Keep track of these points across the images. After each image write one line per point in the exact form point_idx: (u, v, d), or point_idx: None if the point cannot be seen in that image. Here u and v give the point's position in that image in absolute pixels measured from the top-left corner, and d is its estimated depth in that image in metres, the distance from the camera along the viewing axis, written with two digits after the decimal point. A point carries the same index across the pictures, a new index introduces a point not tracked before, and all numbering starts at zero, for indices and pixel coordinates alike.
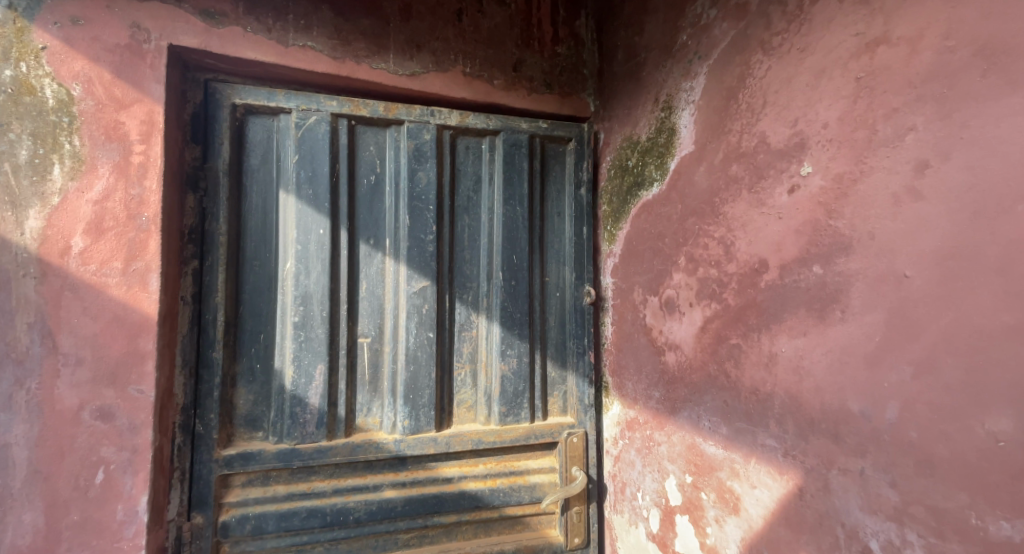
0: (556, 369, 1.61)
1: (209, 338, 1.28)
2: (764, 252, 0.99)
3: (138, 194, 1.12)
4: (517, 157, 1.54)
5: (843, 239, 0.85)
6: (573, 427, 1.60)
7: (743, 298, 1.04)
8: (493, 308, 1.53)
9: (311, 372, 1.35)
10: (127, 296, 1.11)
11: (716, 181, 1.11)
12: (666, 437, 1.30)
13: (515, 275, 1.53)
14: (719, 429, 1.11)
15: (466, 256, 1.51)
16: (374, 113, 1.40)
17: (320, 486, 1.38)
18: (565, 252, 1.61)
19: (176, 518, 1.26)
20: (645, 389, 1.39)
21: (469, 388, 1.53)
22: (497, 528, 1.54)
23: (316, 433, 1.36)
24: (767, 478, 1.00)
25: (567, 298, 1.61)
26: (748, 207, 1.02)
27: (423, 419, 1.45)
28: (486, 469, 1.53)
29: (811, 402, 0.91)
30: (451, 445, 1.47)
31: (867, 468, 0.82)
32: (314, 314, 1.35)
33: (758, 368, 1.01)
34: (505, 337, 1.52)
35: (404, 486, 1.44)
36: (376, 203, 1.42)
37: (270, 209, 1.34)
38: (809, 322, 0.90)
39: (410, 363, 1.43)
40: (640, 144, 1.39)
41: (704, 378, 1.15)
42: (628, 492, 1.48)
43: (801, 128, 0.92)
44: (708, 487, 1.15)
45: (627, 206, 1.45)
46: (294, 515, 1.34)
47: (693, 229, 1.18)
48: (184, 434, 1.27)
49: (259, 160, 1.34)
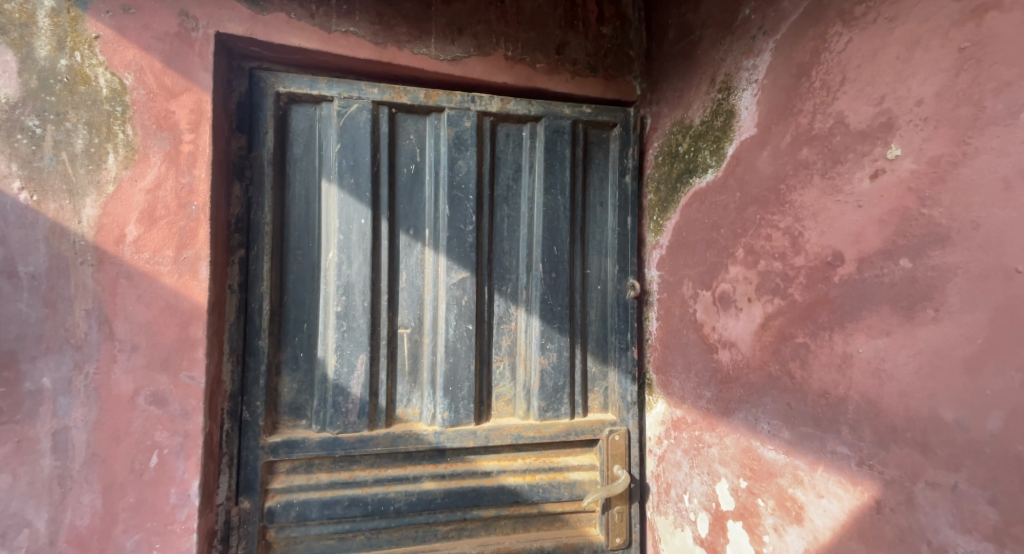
0: (596, 364, 1.56)
1: (255, 327, 1.29)
2: (839, 244, 0.91)
3: (188, 182, 1.12)
4: (559, 144, 1.48)
5: (938, 229, 0.76)
6: (615, 425, 1.54)
7: (812, 294, 0.96)
8: (532, 301, 1.48)
9: (352, 362, 1.34)
10: (178, 284, 1.11)
11: (782, 166, 1.03)
12: (717, 439, 1.23)
13: (556, 267, 1.48)
14: (781, 433, 1.04)
15: (506, 247, 1.47)
16: (415, 100, 1.37)
17: (361, 475, 1.38)
18: (607, 244, 1.55)
19: (225, 502, 1.28)
20: (694, 388, 1.32)
21: (508, 382, 1.49)
22: (536, 524, 1.52)
23: (358, 423, 1.35)
24: (837, 488, 0.93)
25: (609, 291, 1.55)
26: (821, 194, 0.94)
27: (463, 412, 1.42)
28: (526, 464, 1.50)
29: (893, 408, 0.83)
30: (490, 438, 1.44)
31: (961, 483, 0.75)
32: (355, 304, 1.34)
33: (829, 370, 0.93)
34: (545, 331, 1.48)
35: (444, 478, 1.43)
36: (416, 192, 1.40)
37: (312, 198, 1.33)
38: (894, 321, 0.83)
39: (450, 356, 1.41)
40: (693, 129, 1.31)
41: (764, 378, 1.08)
42: (674, 493, 1.42)
43: (888, 106, 0.83)
44: (765, 494, 1.08)
45: (676, 194, 1.37)
46: (337, 503, 1.34)
47: (754, 219, 1.10)
48: (232, 420, 1.28)
49: (302, 149, 1.33)
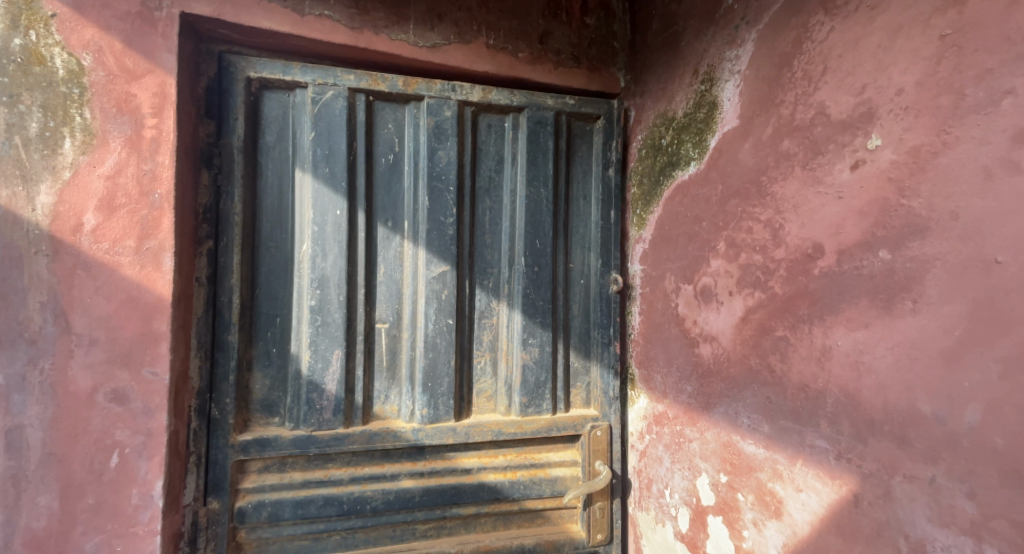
0: (579, 359, 1.54)
1: (224, 321, 1.24)
2: (819, 236, 0.90)
3: (151, 169, 1.07)
4: (542, 135, 1.45)
5: (917, 220, 0.76)
6: (597, 420, 1.54)
7: (792, 286, 0.96)
8: (514, 295, 1.46)
9: (327, 358, 1.30)
10: (140, 276, 1.06)
11: (763, 158, 1.01)
12: (698, 434, 1.25)
13: (538, 261, 1.46)
14: (760, 427, 1.06)
15: (487, 240, 1.44)
16: (393, 88, 1.32)
17: (337, 473, 1.35)
18: (590, 237, 1.53)
19: (192, 503, 1.23)
20: (675, 382, 1.33)
21: (489, 377, 1.47)
22: (517, 521, 1.52)
23: (333, 420, 1.31)
24: (815, 482, 0.94)
25: (592, 286, 1.53)
26: (801, 186, 0.93)
27: (442, 408, 1.39)
28: (507, 460, 1.49)
29: (872, 401, 0.83)
30: (469, 435, 1.42)
31: (939, 476, 0.75)
32: (331, 297, 1.29)
33: (808, 363, 0.94)
34: (527, 326, 1.46)
35: (422, 476, 1.41)
36: (394, 183, 1.35)
37: (286, 188, 1.28)
38: (873, 313, 0.82)
39: (429, 351, 1.38)
40: (676, 121, 1.30)
41: (744, 372, 1.09)
42: (655, 488, 1.44)
43: (869, 96, 0.82)
44: (745, 488, 1.11)
45: (659, 188, 1.35)
46: (311, 502, 1.32)
47: (735, 211, 1.09)
48: (200, 418, 1.23)
49: (275, 137, 1.27)
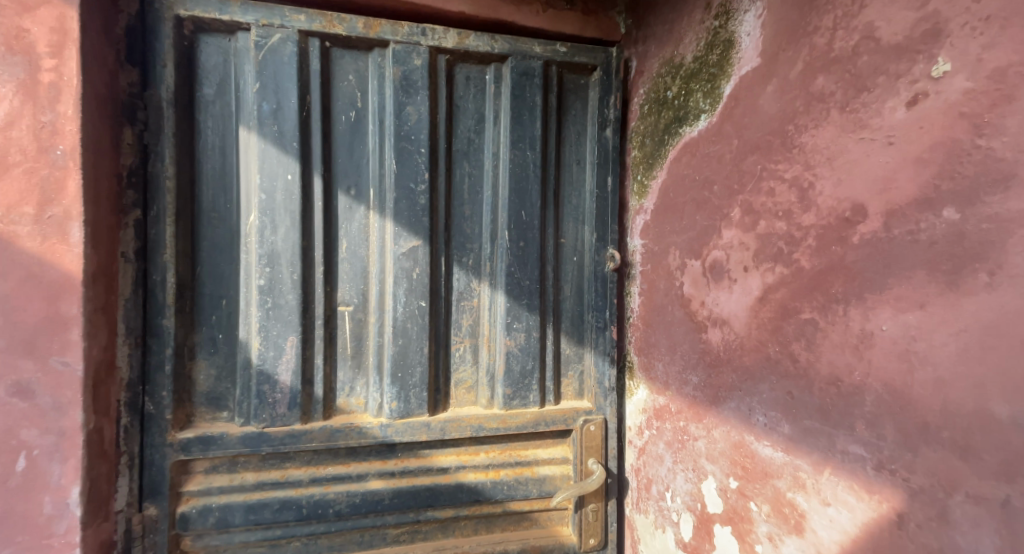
0: (571, 346, 1.37)
1: (158, 303, 1.07)
2: (860, 194, 0.73)
3: (50, 121, 0.90)
4: (529, 89, 1.26)
5: (1000, 166, 0.59)
6: (590, 414, 1.37)
7: (823, 259, 0.79)
8: (497, 274, 1.28)
9: (280, 345, 1.13)
10: (42, 249, 0.90)
11: (790, 102, 0.83)
12: (704, 432, 1.10)
13: (525, 236, 1.28)
14: (780, 427, 0.90)
15: (466, 212, 1.26)
16: (352, 31, 1.13)
17: (295, 474, 1.21)
18: (584, 209, 1.35)
19: (125, 509, 1.09)
20: (678, 372, 1.17)
21: (469, 366, 1.31)
22: (501, 524, 1.37)
23: (288, 415, 1.16)
24: (847, 496, 0.79)
25: (586, 264, 1.36)
26: (839, 132, 0.76)
27: (414, 401, 1.24)
28: (489, 459, 1.34)
29: (926, 401, 0.68)
30: (446, 431, 1.26)
31: (1015, 498, 0.60)
32: (282, 276, 1.12)
33: (843, 352, 0.77)
34: (512, 309, 1.29)
35: (393, 476, 1.27)
36: (356, 144, 1.17)
37: (229, 149, 1.10)
38: (932, 289, 0.66)
39: (399, 338, 1.21)
40: (684, 68, 1.11)
41: (761, 362, 0.93)
42: (655, 490, 1.29)
43: (934, 9, 0.64)
44: (760, 497, 0.96)
45: (664, 148, 1.17)
46: (265, 507, 1.18)
47: (753, 170, 0.91)
48: (131, 414, 1.08)
49: (214, 89, 1.09)
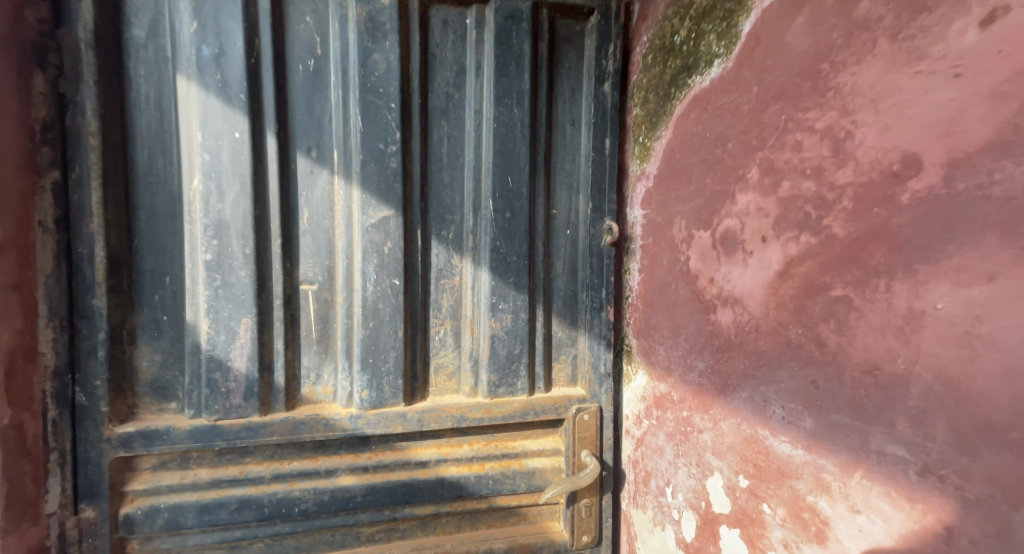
0: (564, 328, 1.24)
1: (86, 279, 0.94)
2: (913, 142, 0.60)
3: None
4: (516, 35, 1.10)
5: None
6: (584, 402, 1.25)
7: (861, 225, 0.67)
8: (480, 249, 1.14)
9: (233, 328, 1.00)
10: None
11: (824, 36, 0.70)
12: (710, 424, 0.98)
13: (511, 205, 1.13)
14: (801, 422, 0.78)
15: (445, 178, 1.11)
16: None
17: (256, 470, 1.09)
18: (578, 175, 1.20)
19: (58, 511, 0.97)
20: (682, 357, 1.05)
21: (450, 351, 1.17)
22: (487, 521, 1.26)
23: (244, 406, 1.03)
24: (882, 504, 0.68)
25: (581, 237, 1.21)
26: (888, 67, 0.63)
27: (387, 390, 1.11)
28: (473, 451, 1.22)
29: (991, 396, 0.56)
30: (424, 422, 1.14)
31: None
32: (232, 249, 0.98)
33: (883, 336, 0.65)
34: (497, 288, 1.15)
35: (366, 471, 1.15)
36: (317, 97, 1.02)
37: (166, 102, 0.95)
38: (1005, 255, 0.54)
39: (369, 320, 1.07)
40: (694, 8, 0.96)
41: (779, 346, 0.80)
42: (654, 485, 1.18)
43: None
44: (774, 499, 0.84)
45: (669, 103, 1.03)
46: (222, 506, 1.06)
47: (776, 121, 0.78)
48: (60, 406, 0.95)
49: (146, 30, 0.94)
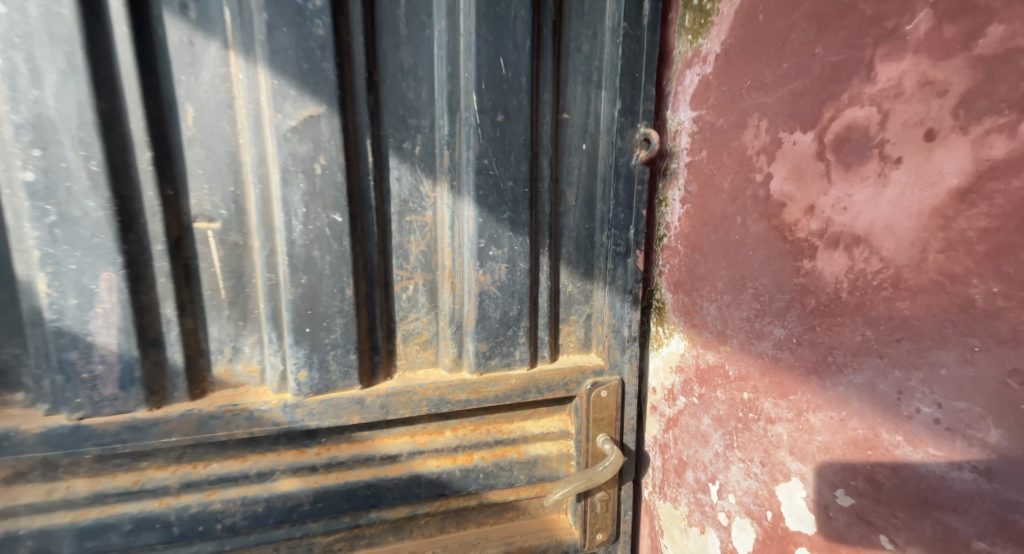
0: (576, 280, 0.92)
1: None
2: None
3: None
4: None
5: None
6: (601, 376, 0.95)
7: None
8: (461, 170, 0.79)
9: (88, 287, 0.68)
10: None
11: None
12: (793, 415, 0.67)
13: (505, 106, 0.78)
14: (976, 433, 0.50)
15: (406, 63, 0.75)
16: None
17: (158, 478, 0.80)
18: (598, 64, 0.84)
19: None
20: (749, 321, 0.73)
21: (423, 314, 0.85)
22: (476, 518, 0.99)
23: (124, 398, 0.72)
24: None
25: (602, 155, 0.87)
26: None
27: (335, 370, 0.79)
28: (458, 439, 0.92)
29: None
30: (390, 410, 0.82)
31: None
32: (68, 164, 0.65)
33: None
34: (485, 226, 0.81)
35: (314, 472, 0.86)
36: None
37: None
38: None
39: (302, 272, 0.74)
40: None
41: (939, 310, 0.51)
42: (690, 476, 0.89)
43: None
44: (909, 535, 0.56)
45: None
46: (108, 529, 0.78)
47: None
48: None
49: None
